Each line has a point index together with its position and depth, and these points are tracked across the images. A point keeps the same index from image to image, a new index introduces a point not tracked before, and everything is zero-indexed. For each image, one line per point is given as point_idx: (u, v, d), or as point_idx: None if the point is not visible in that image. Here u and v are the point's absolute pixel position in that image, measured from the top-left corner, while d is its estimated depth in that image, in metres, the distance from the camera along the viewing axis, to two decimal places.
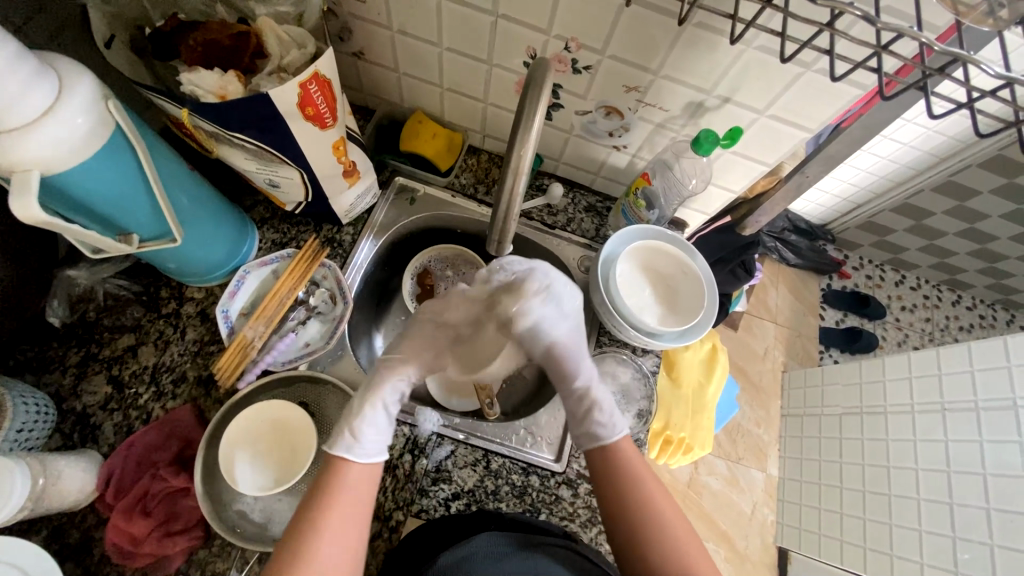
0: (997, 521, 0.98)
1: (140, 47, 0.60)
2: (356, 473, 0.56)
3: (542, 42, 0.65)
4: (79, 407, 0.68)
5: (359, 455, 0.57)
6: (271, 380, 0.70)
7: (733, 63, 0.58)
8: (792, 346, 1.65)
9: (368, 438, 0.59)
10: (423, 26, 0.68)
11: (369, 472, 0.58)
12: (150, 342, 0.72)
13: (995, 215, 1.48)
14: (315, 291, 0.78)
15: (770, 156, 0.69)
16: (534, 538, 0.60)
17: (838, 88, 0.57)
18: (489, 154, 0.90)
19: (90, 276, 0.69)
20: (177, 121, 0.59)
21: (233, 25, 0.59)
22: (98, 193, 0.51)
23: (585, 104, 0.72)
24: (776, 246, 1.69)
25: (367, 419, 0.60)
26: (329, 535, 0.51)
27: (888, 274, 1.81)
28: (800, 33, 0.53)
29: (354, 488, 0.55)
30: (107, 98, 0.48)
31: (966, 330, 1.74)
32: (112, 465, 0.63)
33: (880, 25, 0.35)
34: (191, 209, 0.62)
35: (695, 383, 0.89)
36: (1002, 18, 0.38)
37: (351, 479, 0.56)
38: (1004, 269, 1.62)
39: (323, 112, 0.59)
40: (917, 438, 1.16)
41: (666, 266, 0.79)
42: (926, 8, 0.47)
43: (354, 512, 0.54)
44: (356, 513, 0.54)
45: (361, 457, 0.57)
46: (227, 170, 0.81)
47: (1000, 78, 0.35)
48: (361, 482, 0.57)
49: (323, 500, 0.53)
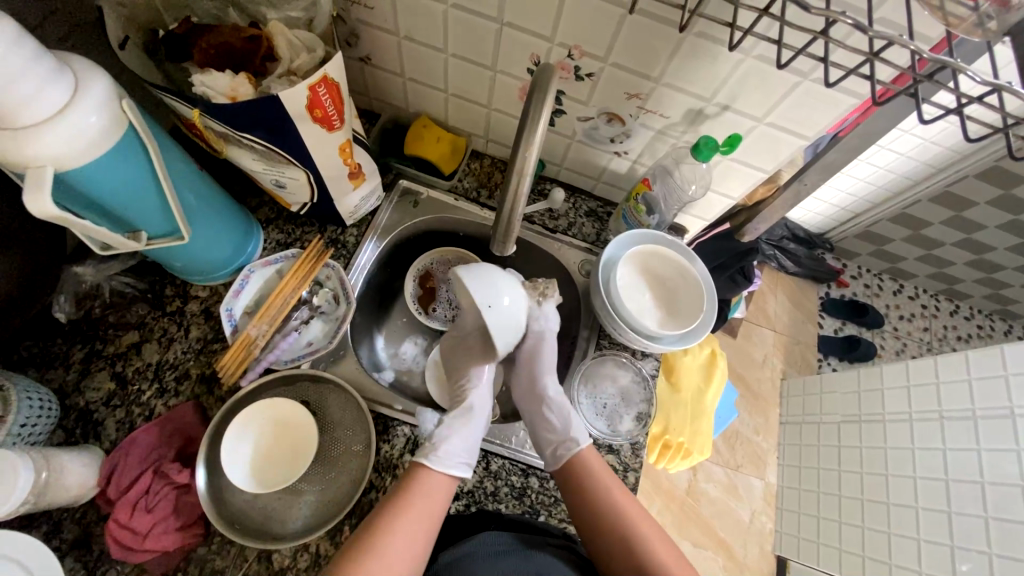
0: (994, 530, 0.98)
1: (152, 49, 0.61)
2: (432, 484, 0.60)
3: (546, 49, 0.66)
4: (82, 403, 0.68)
5: (437, 462, 0.62)
6: (273, 377, 0.71)
7: (732, 71, 0.60)
8: (790, 354, 1.66)
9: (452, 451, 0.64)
10: (430, 33, 0.70)
11: (446, 485, 0.62)
12: (153, 340, 0.72)
13: (992, 226, 1.50)
14: (318, 292, 0.79)
15: (769, 164, 0.70)
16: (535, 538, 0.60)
17: (835, 97, 0.58)
18: (492, 158, 0.91)
19: (98, 273, 0.70)
20: (188, 121, 0.60)
21: (244, 29, 0.61)
22: (109, 191, 0.52)
23: (587, 110, 0.73)
24: (774, 254, 1.71)
25: (452, 432, 0.66)
26: (402, 535, 0.55)
27: (886, 283, 1.82)
28: (796, 40, 0.54)
29: (430, 496, 0.59)
30: (121, 98, 0.49)
31: (964, 340, 1.75)
32: (115, 460, 0.64)
33: (872, 33, 0.37)
34: (199, 207, 0.63)
35: (694, 388, 0.90)
36: (990, 30, 0.39)
37: (432, 488, 0.60)
38: (1001, 279, 1.63)
39: (331, 114, 0.60)
40: (914, 445, 1.17)
41: (666, 271, 0.80)
42: (919, 19, 0.48)
43: (430, 519, 0.57)
44: (429, 519, 0.57)
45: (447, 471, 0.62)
46: (234, 171, 0.82)
47: (987, 84, 0.36)
48: (439, 494, 0.60)
49: (400, 501, 0.57)
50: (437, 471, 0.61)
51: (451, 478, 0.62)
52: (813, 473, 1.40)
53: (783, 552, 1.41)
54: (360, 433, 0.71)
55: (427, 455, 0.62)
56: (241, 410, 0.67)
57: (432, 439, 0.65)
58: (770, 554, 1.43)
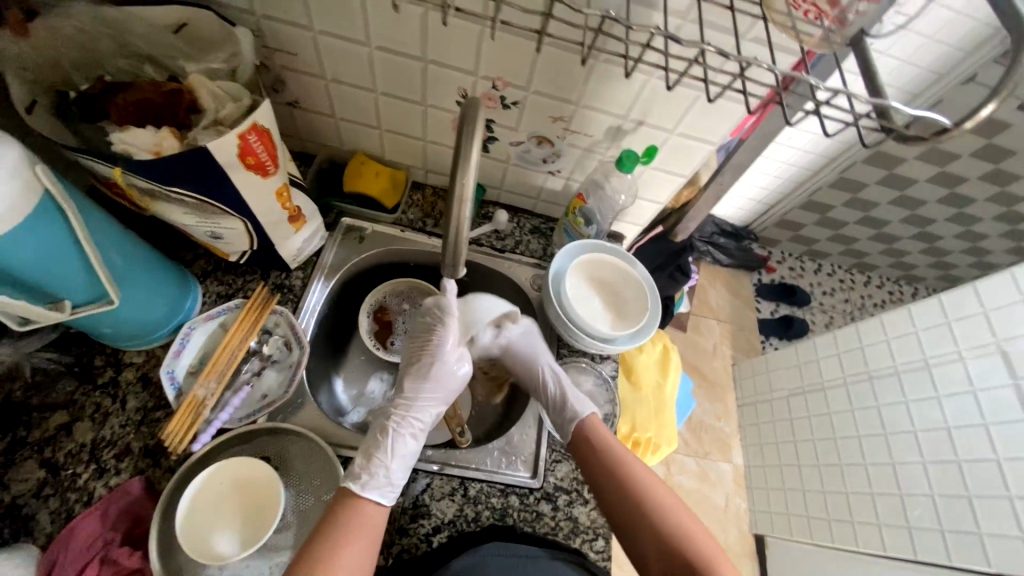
0: (932, 472, 1.09)
1: (63, 111, 0.59)
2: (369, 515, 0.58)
3: (472, 82, 0.70)
4: (6, 499, 0.61)
5: (366, 491, 0.59)
6: (227, 436, 0.67)
7: (641, 90, 0.66)
8: (736, 340, 1.77)
9: (376, 472, 0.61)
10: (357, 75, 0.72)
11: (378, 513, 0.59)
12: (85, 418, 0.66)
13: (885, 203, 1.69)
14: (268, 340, 0.76)
15: (685, 168, 0.77)
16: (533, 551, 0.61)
17: (731, 108, 0.66)
18: (433, 188, 0.93)
19: (15, 352, 0.64)
20: (109, 181, 0.58)
21: (163, 84, 0.60)
22: (26, 264, 0.49)
23: (518, 135, 0.77)
24: (707, 249, 1.84)
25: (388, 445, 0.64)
26: (341, 568, 0.52)
27: (807, 264, 2.01)
28: (688, 66, 0.62)
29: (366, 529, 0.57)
30: (34, 163, 0.47)
31: (880, 306, 1.96)
32: (54, 555, 0.57)
33: (743, 57, 0.43)
34: (127, 268, 0.60)
35: (653, 384, 0.95)
36: (838, 42, 0.48)
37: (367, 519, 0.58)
38: (900, 249, 1.85)
39: (264, 160, 0.60)
40: (853, 407, 1.28)
41: (610, 275, 0.85)
42: (784, 36, 0.56)
43: (369, 550, 0.55)
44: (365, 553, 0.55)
45: (371, 496, 0.59)
46: (164, 227, 0.79)
47: (828, 91, 0.42)
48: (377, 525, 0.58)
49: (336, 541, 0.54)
50: (366, 497, 0.59)
51: (376, 505, 0.59)
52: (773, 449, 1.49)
53: (759, 530, 1.48)
54: (329, 481, 0.68)
55: (358, 483, 0.59)
56: (196, 474, 0.63)
57: (371, 463, 0.62)
58: (748, 534, 1.49)
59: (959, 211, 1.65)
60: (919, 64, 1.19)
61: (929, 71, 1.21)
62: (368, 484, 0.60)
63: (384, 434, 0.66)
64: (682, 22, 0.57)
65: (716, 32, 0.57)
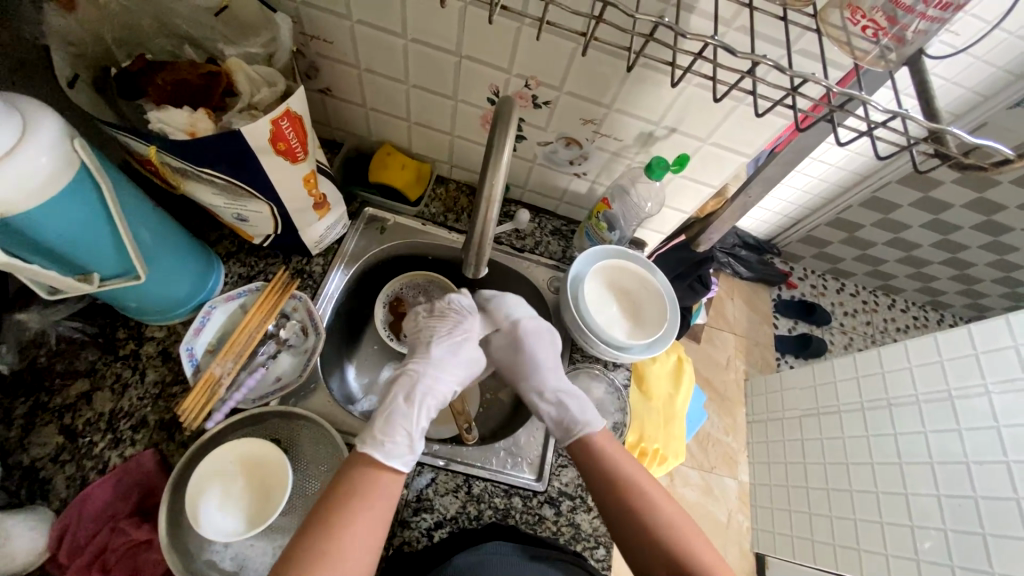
0: (947, 507, 1.05)
1: (103, 87, 0.60)
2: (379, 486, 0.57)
3: (504, 80, 0.69)
4: (26, 461, 0.63)
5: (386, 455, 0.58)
6: (241, 416, 0.68)
7: (677, 97, 0.64)
8: (750, 355, 1.74)
9: (397, 439, 0.60)
10: (391, 65, 0.71)
11: (396, 480, 0.58)
12: (105, 388, 0.68)
13: (916, 225, 1.64)
14: (285, 324, 0.77)
15: (716, 178, 0.75)
16: (538, 551, 0.61)
17: (768, 120, 0.64)
18: (457, 183, 0.93)
19: (42, 319, 0.67)
20: (143, 158, 0.58)
21: (201, 65, 0.60)
22: (58, 235, 0.50)
23: (546, 135, 0.76)
24: (727, 261, 1.82)
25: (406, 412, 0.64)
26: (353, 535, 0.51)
27: (829, 283, 1.96)
28: (726, 76, 0.60)
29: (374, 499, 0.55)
30: (73, 138, 0.48)
31: (903, 331, 1.90)
32: (65, 521, 0.59)
33: (789, 73, 0.41)
34: (155, 245, 0.61)
35: (665, 394, 0.95)
36: (892, 60, 0.46)
37: (377, 489, 0.56)
38: (930, 273, 1.79)
39: (294, 146, 0.60)
40: (869, 434, 1.24)
41: (629, 283, 0.84)
42: (829, 51, 0.54)
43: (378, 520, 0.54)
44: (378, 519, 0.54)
45: (394, 464, 0.58)
46: (192, 206, 0.80)
47: (888, 112, 0.40)
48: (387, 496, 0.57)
49: (350, 509, 0.53)
50: (384, 466, 0.58)
51: (394, 474, 0.59)
52: (781, 468, 1.46)
53: (760, 549, 1.45)
54: (335, 468, 0.68)
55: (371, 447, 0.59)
56: (209, 452, 0.64)
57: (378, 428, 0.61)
58: (749, 552, 1.47)
59: (994, 239, 1.59)
60: (964, 85, 1.15)
61: (973, 93, 1.17)
62: (392, 453, 0.59)
63: (407, 402, 0.65)
64: (725, 31, 0.55)
65: (758, 42, 0.55)
